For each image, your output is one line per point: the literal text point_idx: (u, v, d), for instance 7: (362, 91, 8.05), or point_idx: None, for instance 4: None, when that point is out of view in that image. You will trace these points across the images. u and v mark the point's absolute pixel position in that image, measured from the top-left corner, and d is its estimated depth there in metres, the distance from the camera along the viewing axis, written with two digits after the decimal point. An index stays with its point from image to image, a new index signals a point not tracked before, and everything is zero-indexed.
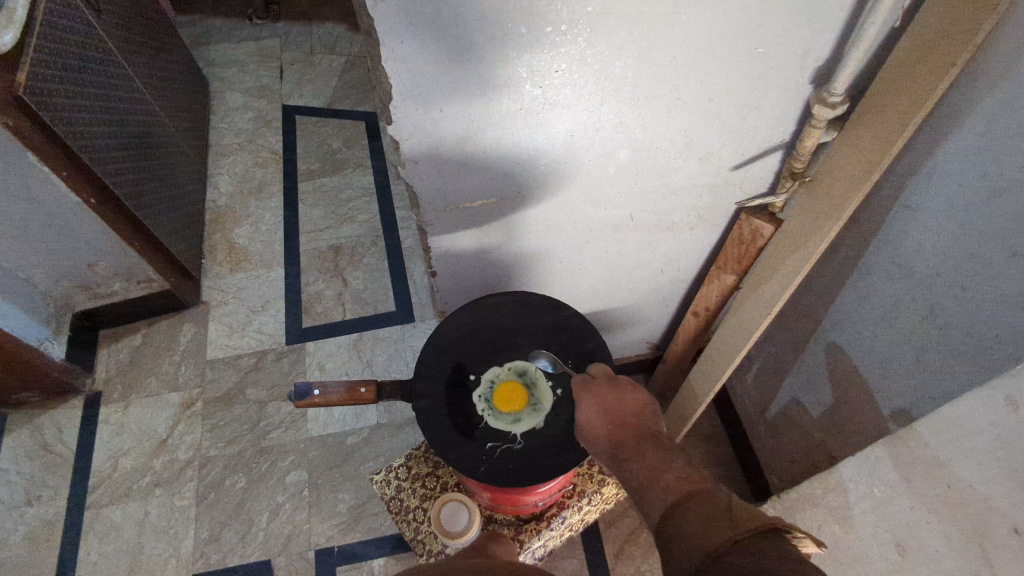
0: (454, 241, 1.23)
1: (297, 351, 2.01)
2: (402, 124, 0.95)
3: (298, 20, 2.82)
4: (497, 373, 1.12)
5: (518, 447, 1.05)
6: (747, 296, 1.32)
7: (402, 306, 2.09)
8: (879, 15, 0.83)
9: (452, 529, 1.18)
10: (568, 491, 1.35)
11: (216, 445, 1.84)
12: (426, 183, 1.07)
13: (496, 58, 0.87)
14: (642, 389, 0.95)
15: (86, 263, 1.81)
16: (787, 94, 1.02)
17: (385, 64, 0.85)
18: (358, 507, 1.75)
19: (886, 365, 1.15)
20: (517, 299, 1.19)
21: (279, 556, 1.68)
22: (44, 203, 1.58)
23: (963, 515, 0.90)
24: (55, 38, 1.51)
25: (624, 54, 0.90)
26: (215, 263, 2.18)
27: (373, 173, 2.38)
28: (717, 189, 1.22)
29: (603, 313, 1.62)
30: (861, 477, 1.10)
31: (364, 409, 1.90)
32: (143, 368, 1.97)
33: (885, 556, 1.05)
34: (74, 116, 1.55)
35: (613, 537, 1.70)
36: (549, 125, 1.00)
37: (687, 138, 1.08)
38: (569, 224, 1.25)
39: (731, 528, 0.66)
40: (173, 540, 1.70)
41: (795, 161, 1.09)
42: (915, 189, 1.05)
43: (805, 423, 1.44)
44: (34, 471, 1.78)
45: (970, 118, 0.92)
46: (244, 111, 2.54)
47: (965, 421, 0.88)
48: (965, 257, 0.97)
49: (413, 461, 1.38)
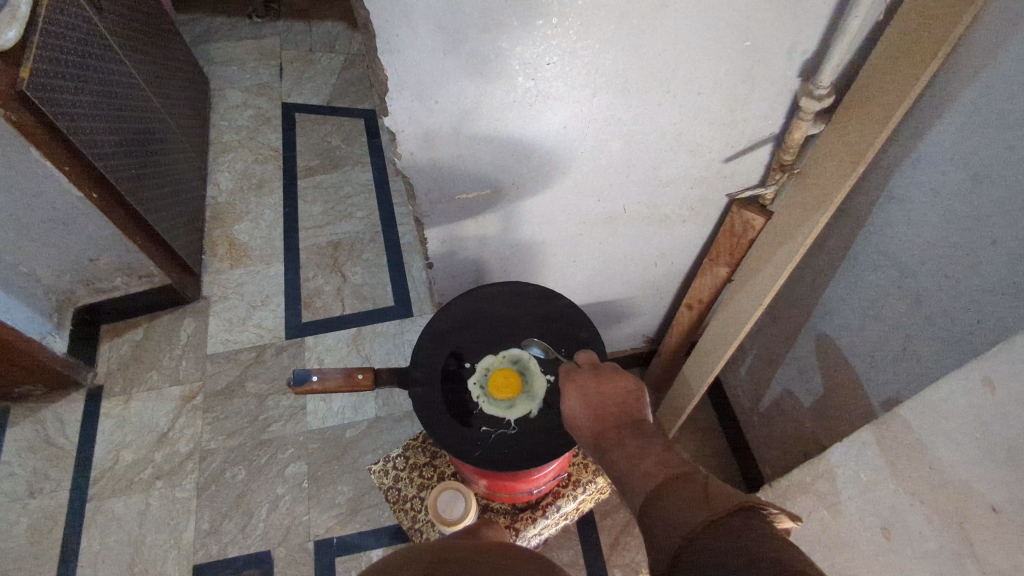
0: (450, 233, 1.25)
1: (297, 346, 2.03)
2: (398, 116, 0.97)
3: (297, 19, 2.84)
4: (492, 361, 1.14)
5: (513, 432, 1.07)
6: (739, 288, 1.35)
7: (401, 301, 2.12)
8: (862, 10, 0.85)
9: (450, 516, 1.18)
10: (564, 480, 1.38)
11: (217, 438, 1.87)
12: (422, 175, 1.09)
13: (488, 51, 0.90)
14: (629, 376, 0.91)
15: (88, 259, 1.83)
16: (776, 88, 1.04)
17: (382, 57, 0.88)
18: (357, 498, 1.77)
19: (873, 355, 1.18)
20: (512, 289, 1.21)
21: (278, 547, 1.71)
22: (47, 197, 1.60)
23: (945, 496, 0.92)
24: (58, 35, 1.53)
25: (614, 47, 0.93)
26: (216, 259, 2.21)
27: (373, 169, 2.40)
28: (707, 182, 1.24)
29: (598, 306, 1.64)
30: (848, 463, 1.11)
31: (364, 402, 1.92)
32: (144, 362, 1.99)
33: (871, 540, 1.07)
34: (77, 111, 1.57)
35: (608, 528, 1.72)
36: (542, 117, 1.02)
37: (678, 129, 1.10)
38: (563, 215, 1.27)
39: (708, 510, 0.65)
40: (175, 531, 1.73)
41: (784, 153, 1.12)
42: (898, 181, 1.08)
43: (796, 412, 1.47)
44: (37, 463, 1.81)
45: (950, 110, 0.95)
46: (244, 109, 2.57)
47: (946, 404, 0.91)
48: (947, 246, 0.99)
49: (410, 451, 1.41)
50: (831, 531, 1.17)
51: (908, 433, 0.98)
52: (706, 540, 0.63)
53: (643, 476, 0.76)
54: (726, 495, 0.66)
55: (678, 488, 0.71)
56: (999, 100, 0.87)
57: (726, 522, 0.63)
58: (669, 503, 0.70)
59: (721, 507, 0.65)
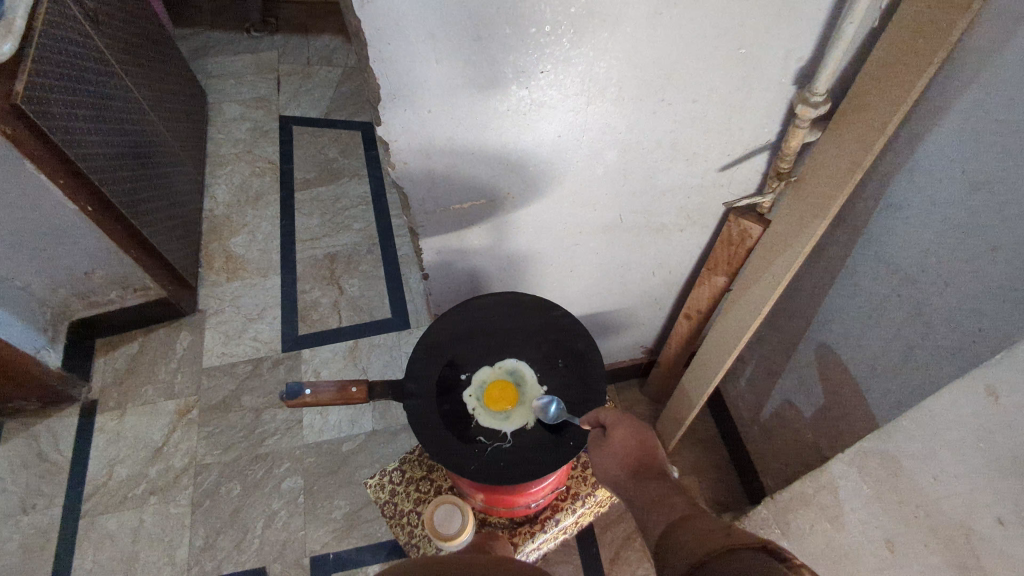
0: (445, 244, 1.24)
1: (293, 359, 2.02)
2: (392, 124, 0.96)
3: (296, 32, 2.86)
4: (488, 373, 1.13)
5: (509, 445, 1.05)
6: (738, 297, 1.33)
7: (398, 312, 2.11)
8: (857, 15, 0.85)
9: (446, 531, 1.15)
10: (562, 494, 1.35)
11: (212, 452, 1.84)
12: (416, 184, 1.08)
13: (484, 60, 0.89)
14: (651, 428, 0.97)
15: (83, 272, 1.82)
16: (772, 96, 1.04)
17: (373, 66, 0.87)
18: (353, 514, 1.75)
19: (874, 364, 1.16)
20: (508, 300, 1.20)
21: (274, 564, 1.68)
22: (42, 211, 1.59)
23: (950, 509, 0.91)
24: (55, 49, 1.54)
25: (608, 55, 0.92)
26: (213, 272, 2.20)
27: (369, 181, 2.40)
28: (704, 190, 1.24)
29: (596, 316, 1.62)
30: (850, 474, 1.10)
31: (360, 415, 1.90)
32: (140, 376, 1.97)
33: (875, 554, 1.05)
34: (73, 125, 1.57)
35: (609, 541, 1.69)
36: (537, 126, 1.02)
37: (673, 138, 1.09)
38: (560, 225, 1.26)
39: (727, 538, 0.71)
40: (168, 548, 1.70)
41: (781, 161, 1.11)
42: (897, 190, 1.07)
43: (798, 423, 1.45)
44: (30, 480, 1.78)
45: (946, 117, 0.95)
46: (242, 122, 2.57)
47: (949, 413, 0.89)
48: (950, 253, 0.97)
49: (407, 465, 1.38)
50: (835, 545, 1.15)
51: (910, 444, 0.96)
52: (720, 562, 0.68)
53: (667, 517, 0.82)
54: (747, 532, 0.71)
55: (696, 523, 0.77)
56: (995, 105, 0.87)
57: (742, 548, 0.68)
58: (691, 532, 0.75)
59: (742, 539, 0.69)
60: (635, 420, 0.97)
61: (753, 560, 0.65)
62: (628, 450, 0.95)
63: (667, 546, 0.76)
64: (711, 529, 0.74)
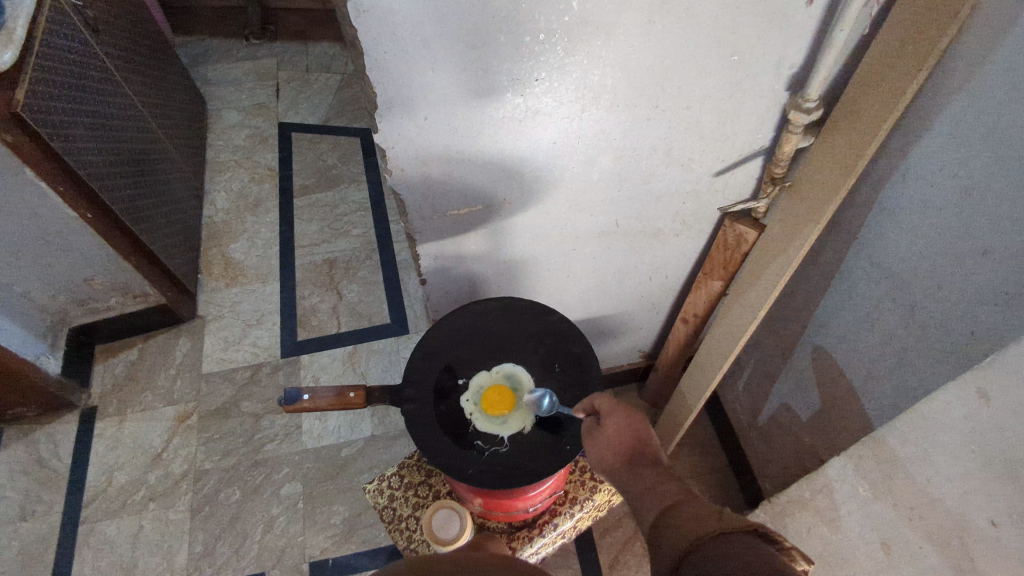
0: (443, 250, 1.25)
1: (292, 364, 2.02)
2: (389, 132, 0.97)
3: (295, 40, 2.88)
4: (485, 378, 1.13)
5: (506, 449, 1.05)
6: (734, 301, 1.33)
7: (397, 318, 2.11)
8: (847, 23, 0.86)
9: (444, 536, 1.16)
10: (561, 498, 1.35)
11: (211, 458, 1.85)
12: (413, 191, 1.09)
13: (480, 68, 0.90)
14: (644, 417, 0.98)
15: (83, 279, 1.83)
16: (766, 102, 1.05)
17: (370, 75, 0.88)
18: (352, 519, 1.75)
19: (869, 368, 1.17)
20: (505, 305, 1.20)
21: (273, 569, 1.68)
22: (42, 219, 1.60)
23: (944, 510, 0.91)
24: (55, 58, 1.55)
25: (602, 63, 0.93)
26: (212, 278, 2.20)
27: (368, 187, 2.41)
28: (700, 196, 1.25)
29: (594, 320, 1.63)
30: (846, 477, 1.10)
31: (359, 421, 1.91)
32: (139, 382, 1.98)
33: (872, 556, 1.06)
34: (74, 133, 1.58)
35: (608, 546, 1.70)
36: (532, 134, 1.03)
37: (668, 145, 1.10)
38: (557, 230, 1.27)
39: (719, 522, 0.71)
40: (167, 554, 1.70)
41: (775, 167, 1.12)
42: (890, 194, 1.08)
43: (794, 427, 1.46)
44: (29, 486, 1.78)
45: (937, 122, 0.96)
46: (241, 128, 2.58)
47: (942, 416, 0.90)
48: (942, 256, 0.98)
49: (406, 469, 1.39)
50: (832, 548, 1.15)
51: (905, 446, 0.97)
52: (712, 547, 0.68)
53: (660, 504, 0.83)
54: (739, 517, 0.71)
55: (688, 509, 0.77)
56: (984, 111, 0.88)
57: (734, 533, 0.68)
58: (683, 517, 0.76)
59: (735, 524, 0.69)
60: (628, 410, 0.98)
61: (744, 543, 0.66)
62: (621, 438, 0.95)
63: (660, 533, 0.76)
64: (703, 514, 0.74)
